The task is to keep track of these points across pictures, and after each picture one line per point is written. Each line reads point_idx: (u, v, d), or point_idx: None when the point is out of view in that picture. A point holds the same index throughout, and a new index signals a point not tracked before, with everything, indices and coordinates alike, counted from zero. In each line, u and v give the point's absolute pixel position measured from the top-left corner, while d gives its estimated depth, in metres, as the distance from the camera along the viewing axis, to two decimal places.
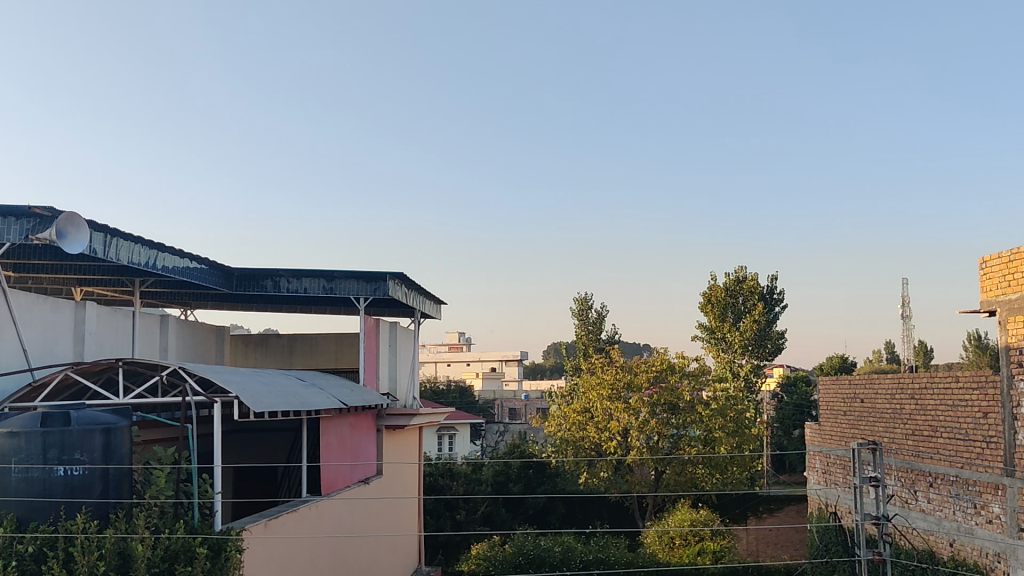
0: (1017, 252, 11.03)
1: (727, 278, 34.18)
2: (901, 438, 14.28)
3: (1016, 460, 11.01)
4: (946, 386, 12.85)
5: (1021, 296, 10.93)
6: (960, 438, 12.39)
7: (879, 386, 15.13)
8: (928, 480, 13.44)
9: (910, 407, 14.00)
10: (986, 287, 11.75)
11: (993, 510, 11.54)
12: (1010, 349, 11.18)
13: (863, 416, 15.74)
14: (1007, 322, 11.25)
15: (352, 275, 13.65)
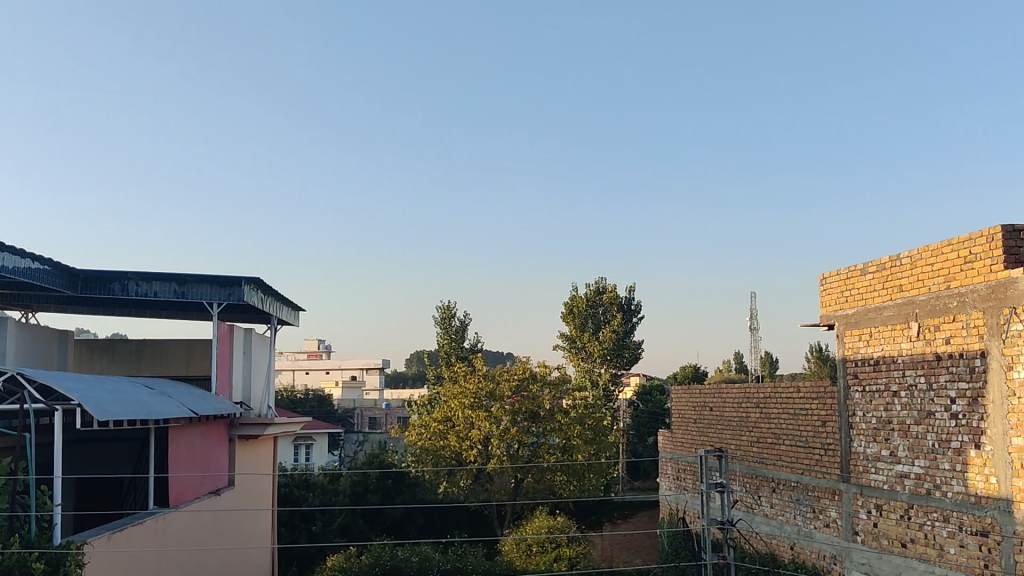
0: (854, 269, 11.69)
1: (588, 289, 34.99)
2: (747, 445, 14.84)
3: (851, 467, 11.61)
4: (788, 395, 13.44)
5: (858, 310, 11.58)
6: (801, 444, 12.98)
7: (727, 394, 15.70)
8: (771, 486, 14.01)
9: (755, 416, 14.59)
10: (825, 302, 12.38)
11: (830, 514, 12.13)
12: (846, 361, 11.80)
13: (712, 424, 16.30)
14: (844, 335, 11.87)
15: (205, 279, 13.21)
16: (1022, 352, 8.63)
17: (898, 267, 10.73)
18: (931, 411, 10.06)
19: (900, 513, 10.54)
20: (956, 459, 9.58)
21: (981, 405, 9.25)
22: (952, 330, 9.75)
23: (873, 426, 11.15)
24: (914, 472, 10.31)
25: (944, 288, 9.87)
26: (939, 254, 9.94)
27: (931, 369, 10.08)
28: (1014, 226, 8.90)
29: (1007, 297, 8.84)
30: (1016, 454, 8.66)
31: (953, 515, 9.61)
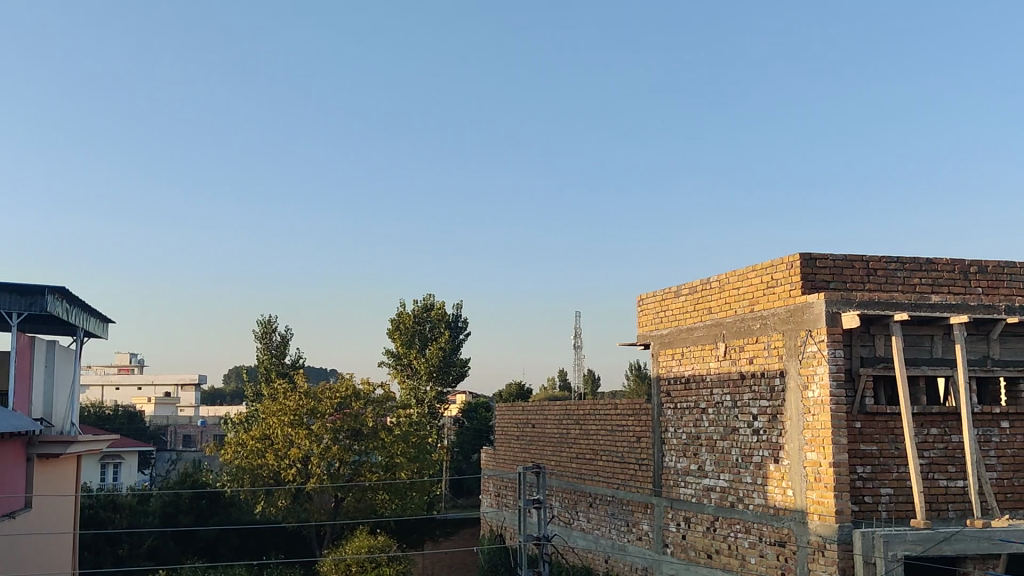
0: (668, 291, 12.21)
1: (415, 305, 35.06)
2: (567, 460, 15.18)
3: (662, 481, 12.08)
4: (606, 412, 13.86)
5: (671, 331, 12.09)
6: (617, 460, 13.40)
7: (548, 411, 16.04)
8: (588, 501, 14.36)
9: (575, 432, 14.96)
10: (642, 323, 12.88)
11: (642, 527, 12.55)
12: (659, 379, 12.28)
13: (533, 440, 16.59)
14: (659, 353, 12.35)
15: (4, 287, 12.39)
16: (817, 372, 9.23)
17: (708, 290, 11.28)
18: (735, 427, 10.59)
19: (706, 525, 11.04)
20: (757, 472, 10.12)
21: (780, 422, 9.82)
22: (755, 351, 10.32)
23: (683, 441, 11.64)
24: (719, 486, 10.83)
25: (749, 311, 10.44)
26: (745, 279, 10.52)
27: (736, 387, 10.62)
28: (810, 255, 9.50)
29: (804, 320, 9.43)
30: (810, 468, 9.23)
31: (754, 527, 10.14)
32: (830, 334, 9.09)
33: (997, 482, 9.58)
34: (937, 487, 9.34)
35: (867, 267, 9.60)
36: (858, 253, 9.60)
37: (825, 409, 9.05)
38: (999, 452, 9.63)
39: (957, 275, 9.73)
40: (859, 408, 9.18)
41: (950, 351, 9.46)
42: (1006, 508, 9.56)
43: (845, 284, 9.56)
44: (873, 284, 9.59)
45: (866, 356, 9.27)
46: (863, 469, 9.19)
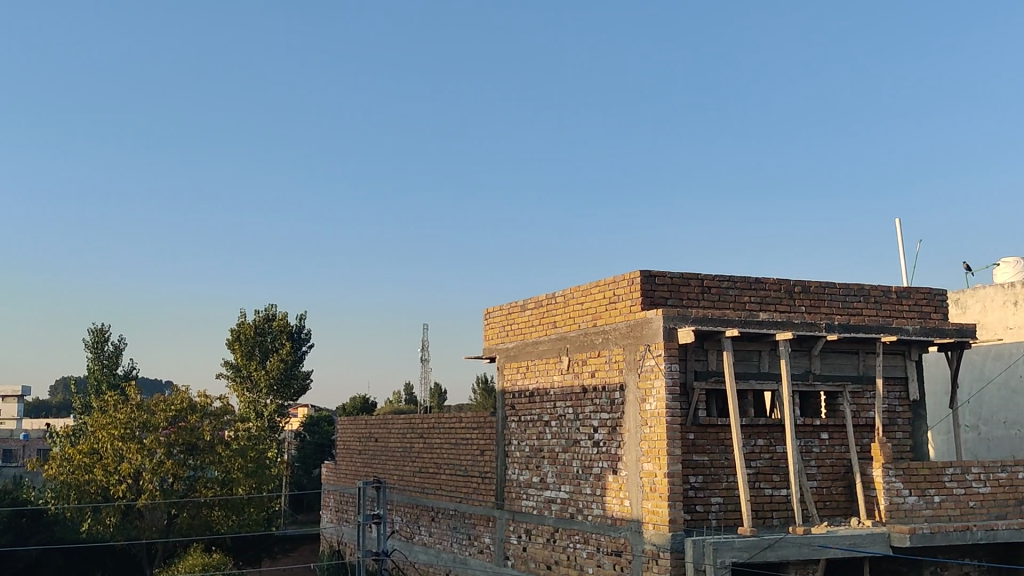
0: (514, 305, 12.39)
1: (256, 316, 34.20)
2: (410, 474, 15.12)
3: (504, 494, 12.19)
4: (450, 425, 13.89)
5: (516, 344, 12.25)
6: (460, 473, 13.45)
7: (391, 425, 15.92)
8: (430, 515, 14.33)
9: (418, 446, 14.93)
10: (488, 336, 13.01)
11: (484, 540, 12.64)
12: (504, 393, 12.41)
13: (376, 454, 16.44)
14: (504, 367, 12.49)
15: None
16: (654, 385, 9.55)
17: (553, 305, 11.51)
18: (577, 439, 10.82)
19: (546, 536, 11.23)
20: (597, 484, 10.37)
21: (619, 434, 10.10)
22: (597, 365, 10.58)
23: (526, 454, 11.80)
24: (560, 498, 11.02)
25: (591, 326, 10.70)
26: (589, 294, 10.79)
27: (578, 400, 10.85)
28: (650, 272, 9.85)
29: (642, 335, 9.74)
30: (646, 478, 9.53)
31: (592, 537, 10.38)
32: (667, 349, 9.43)
33: (816, 490, 10.16)
34: (762, 496, 9.84)
35: (701, 285, 10.03)
36: (694, 272, 10.02)
37: (661, 422, 9.37)
38: (819, 461, 10.23)
39: (783, 295, 10.31)
40: (692, 420, 9.58)
41: (775, 366, 10.00)
42: (824, 515, 10.15)
43: (681, 301, 9.97)
44: (707, 301, 10.03)
45: (700, 370, 9.68)
46: (695, 480, 9.57)
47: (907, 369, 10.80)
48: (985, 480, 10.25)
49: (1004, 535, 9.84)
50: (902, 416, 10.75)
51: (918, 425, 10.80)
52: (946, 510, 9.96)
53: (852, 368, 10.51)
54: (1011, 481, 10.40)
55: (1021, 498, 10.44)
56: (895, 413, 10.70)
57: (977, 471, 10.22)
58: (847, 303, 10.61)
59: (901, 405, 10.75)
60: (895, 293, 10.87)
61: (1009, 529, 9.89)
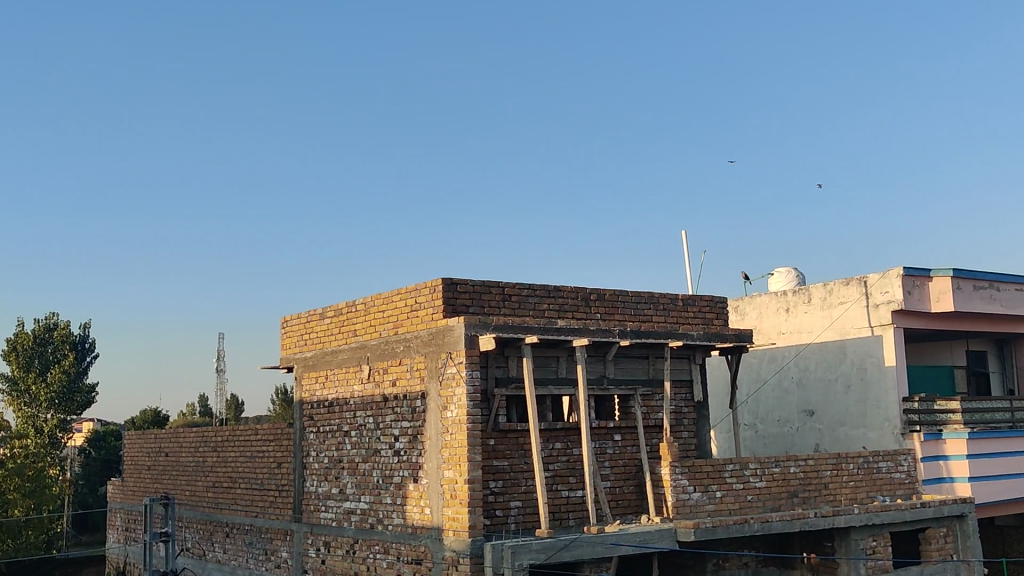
0: (313, 313, 12.21)
1: (36, 325, 32.20)
2: (203, 490, 14.56)
3: (303, 507, 11.97)
4: (245, 438, 13.49)
5: (315, 353, 12.07)
6: (256, 487, 13.09)
7: (182, 439, 15.28)
8: (224, 530, 13.85)
9: (212, 460, 14.40)
10: (286, 345, 12.75)
11: (281, 554, 12.34)
12: (302, 403, 12.20)
13: (166, 470, 15.72)
14: (302, 376, 12.28)
15: None
16: (455, 393, 9.67)
17: (353, 313, 11.42)
18: (377, 448, 10.78)
19: (345, 548, 11.12)
20: (397, 493, 10.37)
21: (420, 442, 10.15)
22: (397, 373, 10.60)
23: (325, 466, 11.64)
24: (359, 508, 10.95)
25: (392, 334, 10.71)
26: (390, 302, 10.79)
27: (378, 409, 10.81)
28: (452, 280, 9.95)
29: (444, 343, 9.84)
30: (446, 485, 9.62)
31: (392, 547, 10.36)
32: (468, 356, 9.57)
33: (610, 490, 10.59)
34: (559, 497, 10.15)
35: (502, 292, 10.24)
36: (495, 280, 10.22)
37: (462, 428, 9.49)
38: (613, 462, 10.66)
39: (579, 302, 10.71)
40: (493, 425, 9.78)
41: (572, 371, 10.37)
42: (617, 513, 10.59)
43: (482, 308, 10.14)
44: (507, 308, 10.24)
45: (500, 377, 9.90)
46: (495, 484, 9.76)
47: (693, 372, 11.45)
48: (761, 475, 11.03)
49: (777, 525, 10.61)
50: (687, 417, 11.39)
51: (702, 425, 11.48)
52: (727, 504, 10.64)
53: (643, 372, 11.04)
54: (783, 475, 11.26)
55: (792, 491, 11.32)
56: (681, 414, 11.33)
57: (754, 467, 10.98)
58: (638, 310, 11.14)
59: (687, 406, 11.39)
60: (681, 301, 11.52)
61: (782, 521, 10.67)
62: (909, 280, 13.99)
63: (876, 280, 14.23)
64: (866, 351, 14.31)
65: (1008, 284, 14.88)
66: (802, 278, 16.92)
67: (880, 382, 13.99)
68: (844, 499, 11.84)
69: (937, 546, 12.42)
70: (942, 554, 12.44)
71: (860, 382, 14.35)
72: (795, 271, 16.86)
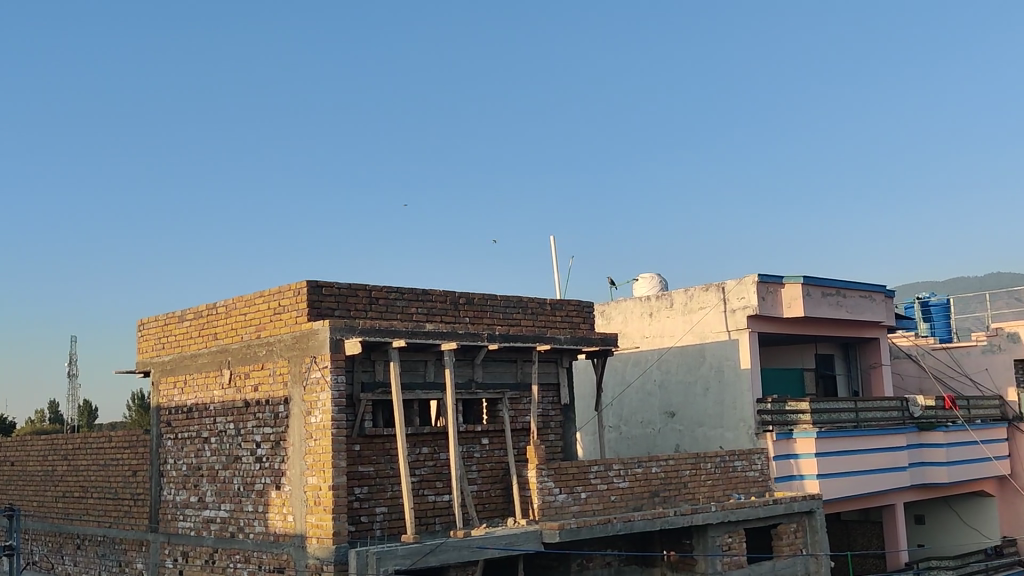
0: (171, 316, 11.80)
1: None
2: (52, 499, 13.86)
3: (159, 516, 11.55)
4: (98, 446, 12.92)
5: (173, 357, 11.67)
6: (110, 496, 12.55)
7: (30, 448, 14.51)
8: (74, 542, 13.22)
9: (62, 469, 13.73)
10: (142, 348, 12.28)
11: (136, 565, 11.88)
12: (159, 409, 11.78)
13: (12, 480, 14.90)
14: (160, 381, 11.85)
15: None
16: (319, 398, 9.52)
17: (213, 316, 11.10)
18: (238, 455, 10.51)
19: (204, 558, 10.79)
20: (259, 500, 10.13)
21: (282, 448, 9.94)
22: (260, 378, 10.36)
23: (183, 473, 11.26)
24: (219, 516, 10.64)
25: (254, 337, 10.47)
26: (253, 305, 10.55)
27: (240, 415, 10.54)
28: (317, 283, 9.79)
29: (308, 347, 9.67)
30: (310, 492, 9.46)
31: (254, 555, 10.12)
32: (333, 360, 9.43)
33: (476, 494, 10.63)
34: (426, 502, 10.14)
35: (370, 296, 10.13)
36: (362, 283, 10.11)
37: (326, 434, 9.35)
38: (480, 465, 10.71)
39: (448, 306, 10.71)
40: (359, 431, 9.67)
41: (440, 375, 10.37)
42: (483, 516, 10.64)
43: (349, 311, 10.02)
44: (374, 312, 10.14)
45: (366, 382, 9.81)
46: (360, 491, 9.66)
47: (559, 375, 11.62)
48: (624, 475, 11.29)
49: (640, 524, 10.87)
50: (554, 420, 11.54)
51: (568, 427, 11.66)
52: (591, 505, 10.84)
53: (511, 376, 11.14)
54: (645, 476, 11.55)
55: (653, 491, 11.63)
56: (548, 417, 11.47)
57: (618, 467, 11.22)
58: (506, 314, 11.22)
59: (554, 409, 11.54)
60: (549, 305, 11.67)
61: (643, 519, 10.93)
62: (763, 286, 14.58)
63: (733, 286, 14.77)
64: (724, 355, 14.84)
65: (853, 291, 15.70)
66: (664, 283, 17.38)
67: (736, 384, 14.52)
68: (703, 497, 12.25)
69: (787, 541, 12.94)
70: (793, 549, 12.96)
71: (717, 384, 14.87)
72: (658, 276, 17.30)
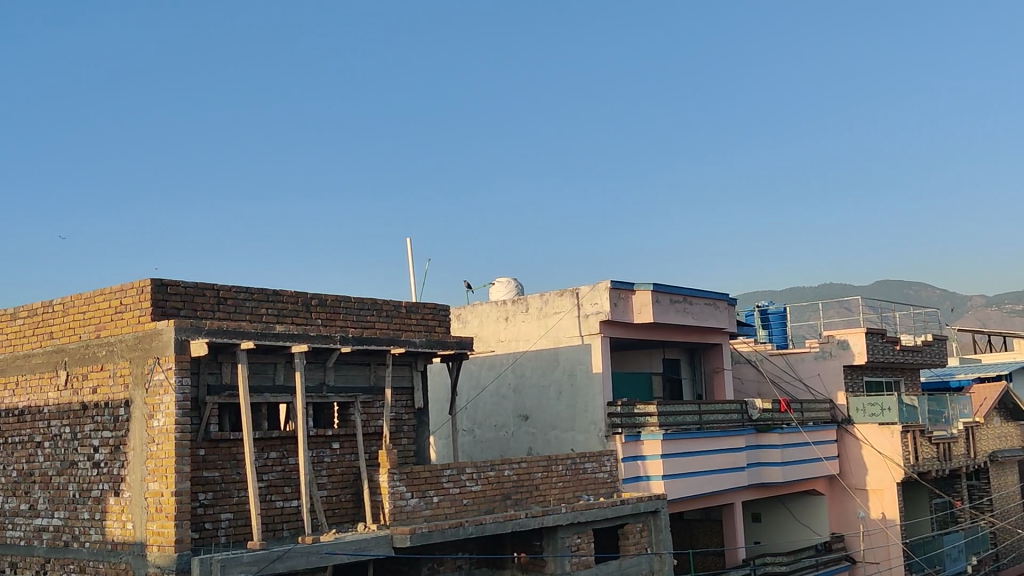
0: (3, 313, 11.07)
1: None
2: None
3: None
4: None
5: (5, 357, 10.95)
6: None
7: None
8: None
9: None
10: None
11: None
12: None
13: None
14: None
15: None
16: (162, 401, 9.11)
17: (49, 314, 10.48)
18: (74, 460, 9.94)
19: (34, 569, 10.16)
20: (95, 507, 9.62)
21: (122, 453, 9.46)
22: (99, 380, 9.83)
23: (13, 479, 10.57)
24: (52, 525, 10.04)
25: (93, 337, 9.94)
26: (93, 304, 10.01)
27: (76, 419, 9.97)
28: (161, 281, 9.37)
29: (151, 347, 9.23)
30: (151, 498, 9.03)
31: (89, 565, 9.59)
32: (177, 362, 9.04)
33: (326, 499, 10.40)
34: (273, 508, 9.84)
35: (217, 295, 9.77)
36: (209, 282, 9.74)
37: (169, 438, 8.95)
38: (330, 470, 10.49)
39: (300, 307, 10.46)
40: (203, 435, 9.31)
41: (289, 378, 10.11)
42: (333, 522, 10.42)
43: (195, 312, 9.61)
44: (221, 313, 9.78)
45: (212, 385, 9.46)
46: (204, 497, 9.30)
47: (413, 379, 11.53)
48: (477, 479, 11.29)
49: (491, 527, 10.87)
50: (407, 423, 11.43)
51: (421, 431, 11.57)
52: (443, 509, 10.78)
53: (364, 379, 10.96)
54: (497, 479, 11.59)
55: (505, 494, 11.67)
56: (401, 420, 11.34)
57: (470, 471, 11.21)
58: (360, 316, 11.05)
59: (407, 413, 11.43)
60: (404, 308, 11.56)
61: (495, 522, 10.94)
62: (615, 292, 14.89)
63: (587, 292, 15.02)
64: (577, 359, 15.07)
65: (699, 299, 16.23)
66: (520, 288, 17.52)
67: (588, 388, 14.77)
68: (553, 499, 12.39)
69: (633, 540, 13.22)
70: (638, 548, 13.25)
71: (570, 388, 15.08)
72: (513, 281, 17.42)
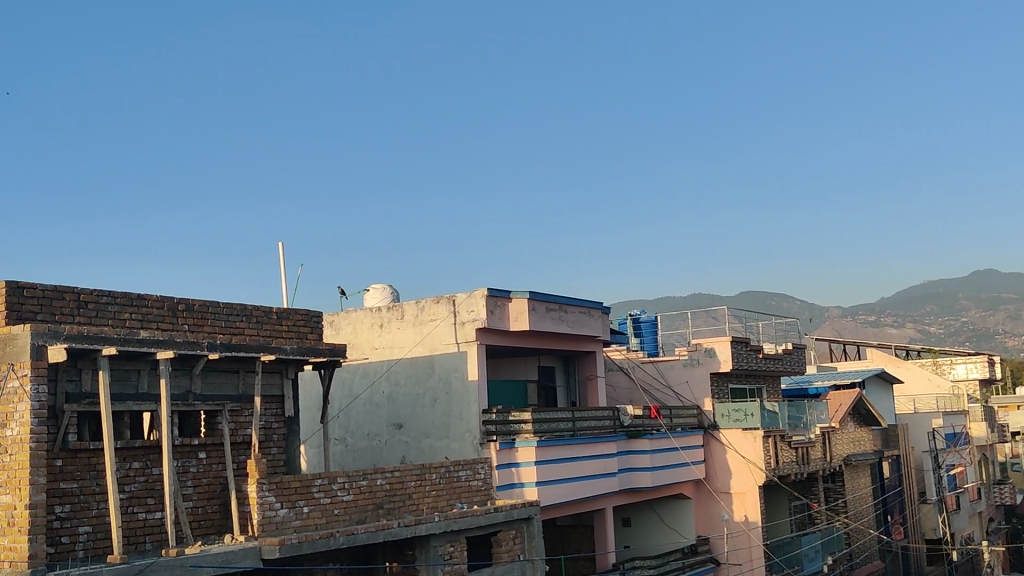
0: None
1: None
2: None
3: None
4: None
5: None
6: None
7: None
8: None
9: None
10: None
11: None
12: None
13: None
14: None
15: None
16: (16, 409, 8.67)
17: None
18: None
19: None
20: None
21: None
22: None
23: None
24: None
25: None
26: None
27: None
28: (17, 283, 8.91)
29: (5, 352, 8.76)
30: (3, 512, 8.56)
31: None
32: (34, 368, 8.60)
33: (191, 510, 10.08)
34: (135, 520, 9.47)
35: (77, 299, 9.37)
36: (69, 285, 9.33)
37: (24, 448, 8.52)
38: (195, 481, 10.17)
39: (165, 312, 10.13)
40: (61, 445, 8.91)
41: (154, 386, 9.76)
42: (198, 534, 10.09)
43: (53, 316, 9.17)
44: (82, 317, 9.38)
45: (71, 392, 9.05)
46: (60, 509, 8.88)
47: (284, 387, 11.31)
48: (349, 488, 11.14)
49: (362, 537, 10.73)
50: (277, 432, 11.19)
51: (292, 440, 11.35)
52: (313, 519, 10.60)
53: (232, 387, 10.68)
54: (370, 488, 11.47)
55: (377, 503, 11.56)
56: (270, 429, 11.10)
57: (342, 480, 11.06)
58: (229, 322, 10.77)
59: (277, 422, 11.19)
60: (275, 314, 11.34)
61: (367, 532, 10.81)
62: (492, 300, 14.96)
63: (463, 299, 15.04)
64: (452, 367, 15.08)
65: (573, 307, 16.46)
66: (395, 294, 17.40)
67: (462, 396, 14.78)
68: (426, 508, 12.34)
69: (506, 547, 13.29)
70: (511, 555, 13.33)
71: (444, 396, 15.06)
72: (389, 288, 17.29)
